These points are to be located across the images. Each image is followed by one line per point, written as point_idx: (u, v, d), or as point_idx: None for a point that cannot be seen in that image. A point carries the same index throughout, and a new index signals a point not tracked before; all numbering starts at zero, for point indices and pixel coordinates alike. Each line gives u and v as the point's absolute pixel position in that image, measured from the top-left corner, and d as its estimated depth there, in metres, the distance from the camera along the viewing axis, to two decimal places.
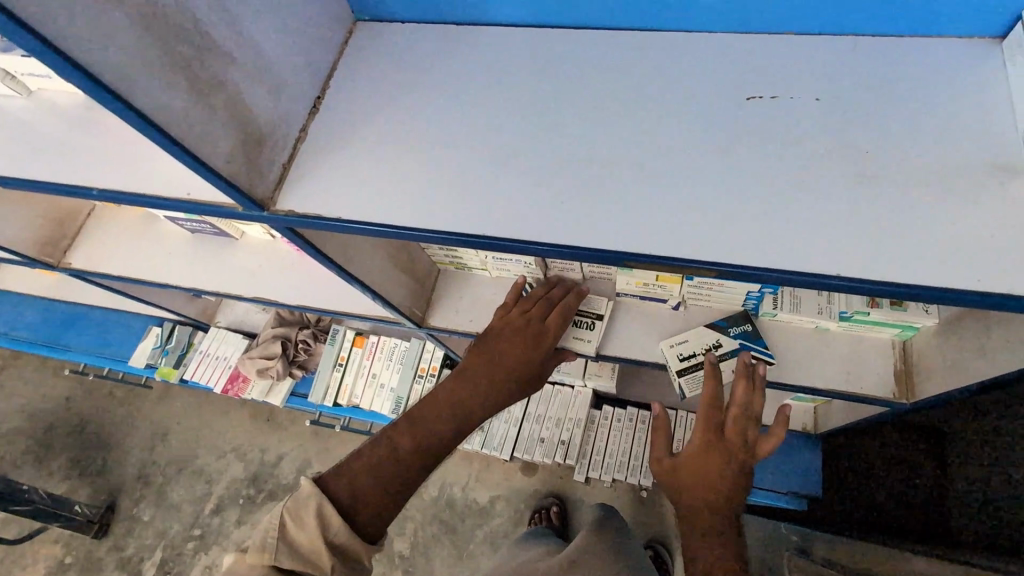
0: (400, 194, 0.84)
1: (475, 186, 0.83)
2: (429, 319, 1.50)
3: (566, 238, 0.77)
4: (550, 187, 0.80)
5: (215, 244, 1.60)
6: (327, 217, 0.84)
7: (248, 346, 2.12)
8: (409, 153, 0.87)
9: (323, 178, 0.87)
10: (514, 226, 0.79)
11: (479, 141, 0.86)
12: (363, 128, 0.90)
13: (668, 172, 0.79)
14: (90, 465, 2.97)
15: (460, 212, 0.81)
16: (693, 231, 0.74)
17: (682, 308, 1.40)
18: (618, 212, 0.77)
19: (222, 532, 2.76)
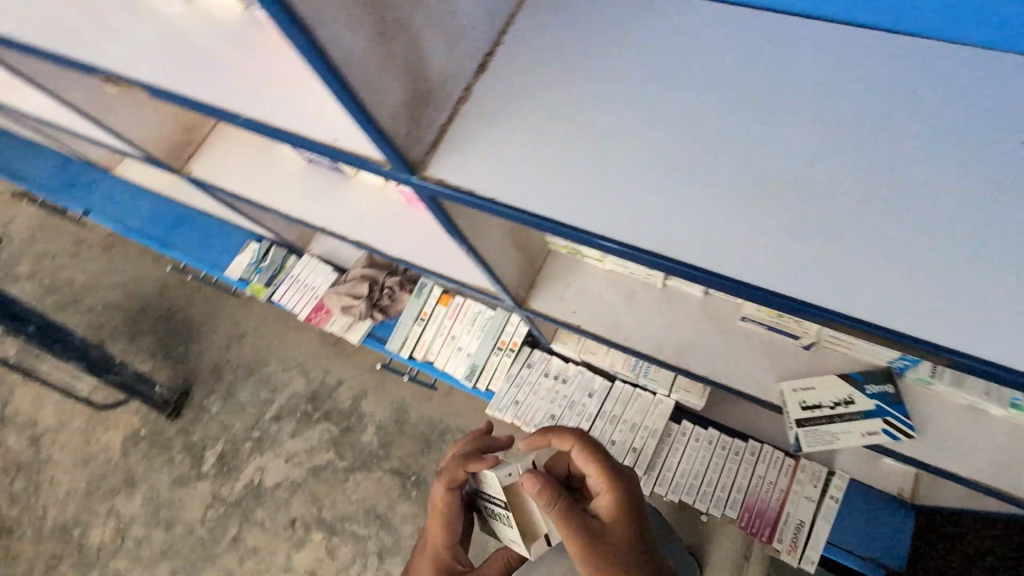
0: (571, 185, 0.75)
1: (661, 193, 0.73)
2: (530, 301, 1.41)
3: (756, 278, 0.68)
4: (749, 212, 0.70)
5: (328, 177, 1.57)
6: (484, 197, 0.76)
7: (336, 280, 2.14)
8: (586, 133, 0.77)
9: (485, 149, 0.78)
10: (701, 254, 0.70)
11: (673, 133, 0.74)
12: (535, 97, 0.80)
13: (901, 225, 0.66)
14: (173, 351, 3.20)
15: (636, 220, 0.72)
16: (918, 301, 0.64)
17: (813, 349, 1.25)
18: (829, 263, 0.67)
19: (277, 439, 2.93)
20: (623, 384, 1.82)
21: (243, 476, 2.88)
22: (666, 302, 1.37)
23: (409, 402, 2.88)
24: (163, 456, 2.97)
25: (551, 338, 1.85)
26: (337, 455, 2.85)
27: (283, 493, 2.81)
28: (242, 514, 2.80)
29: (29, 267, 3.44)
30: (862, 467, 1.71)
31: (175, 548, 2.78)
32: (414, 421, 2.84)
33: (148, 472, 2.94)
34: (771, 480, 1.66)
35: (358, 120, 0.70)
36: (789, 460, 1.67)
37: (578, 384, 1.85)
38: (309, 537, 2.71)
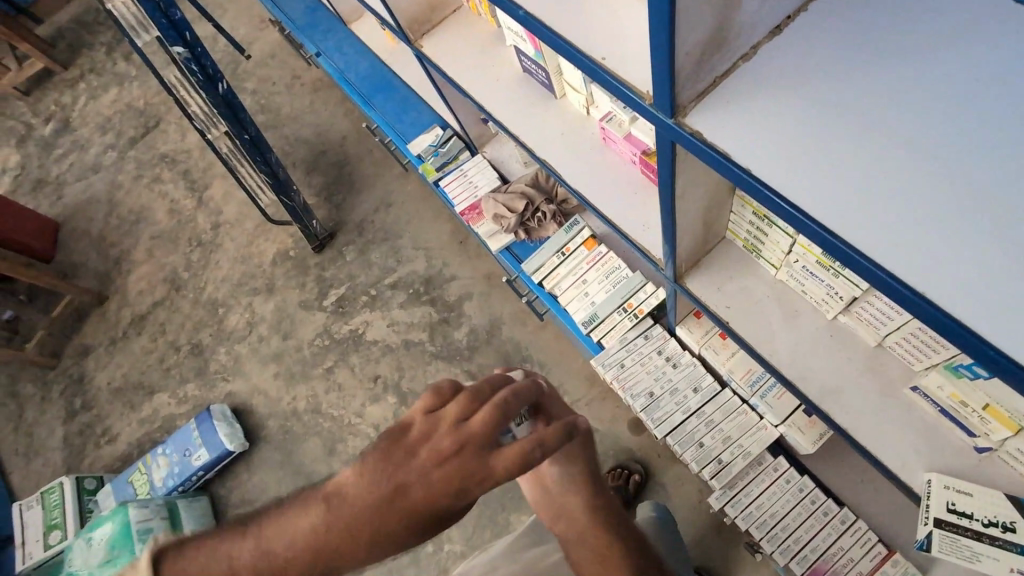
0: (821, 176, 0.77)
1: (913, 213, 0.72)
2: (687, 278, 1.37)
3: (983, 329, 0.66)
4: (1005, 264, 0.67)
5: (538, 91, 1.59)
6: (731, 161, 0.82)
7: (497, 188, 2.20)
8: (857, 131, 0.77)
9: (748, 117, 0.83)
10: (931, 284, 0.69)
11: (953, 158, 0.72)
12: (819, 81, 0.81)
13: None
14: (334, 196, 3.56)
15: (872, 230, 0.73)
16: None
17: (984, 452, 1.11)
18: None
19: (387, 304, 3.21)
20: (732, 394, 1.74)
21: (351, 323, 3.22)
22: (828, 335, 1.25)
23: (505, 319, 2.97)
24: (298, 279, 3.40)
25: (679, 321, 1.77)
26: (429, 339, 3.07)
27: (377, 351, 3.12)
28: (340, 353, 3.17)
29: (253, 84, 3.94)
30: None
31: (283, 356, 3.24)
32: (503, 338, 2.94)
33: (284, 287, 3.40)
34: (852, 557, 1.56)
35: (657, 32, 0.75)
36: (880, 546, 1.55)
37: (687, 376, 1.80)
38: (384, 396, 3.01)
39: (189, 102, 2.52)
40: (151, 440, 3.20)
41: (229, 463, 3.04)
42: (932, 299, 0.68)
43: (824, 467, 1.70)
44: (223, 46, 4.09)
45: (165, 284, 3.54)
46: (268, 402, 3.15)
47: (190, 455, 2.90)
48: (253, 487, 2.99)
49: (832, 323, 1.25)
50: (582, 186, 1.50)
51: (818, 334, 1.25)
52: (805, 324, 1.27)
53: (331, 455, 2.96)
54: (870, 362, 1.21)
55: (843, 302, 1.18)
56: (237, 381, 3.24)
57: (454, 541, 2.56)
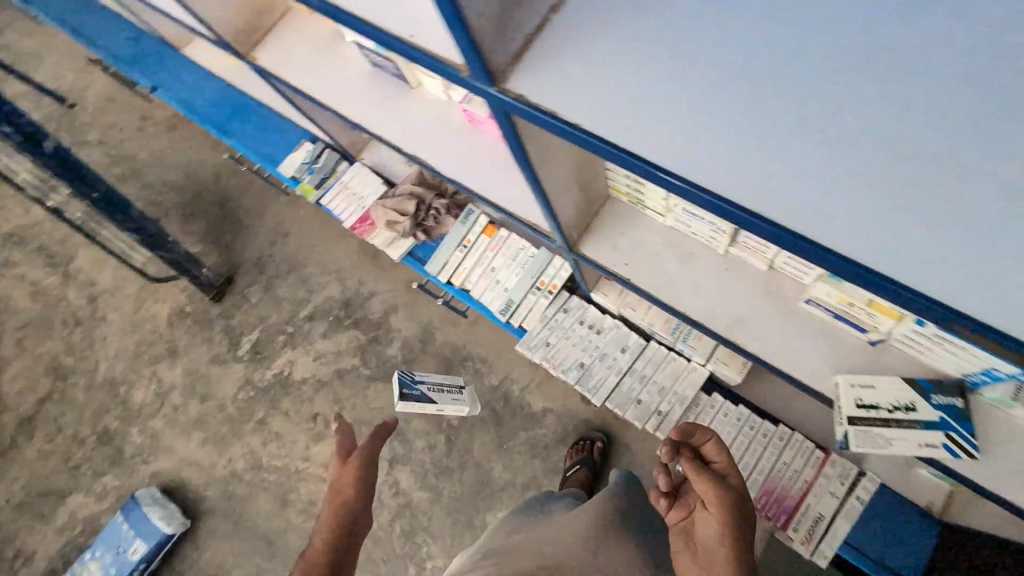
0: (663, 123, 0.75)
1: (757, 144, 0.71)
2: (581, 245, 1.35)
3: (822, 237, 0.68)
4: (828, 166, 0.68)
5: (390, 83, 1.50)
6: (568, 122, 0.78)
7: (384, 193, 2.10)
8: (671, 62, 0.76)
9: (581, 77, 0.79)
10: (787, 213, 0.69)
11: (760, 71, 0.72)
12: (626, 18, 0.79)
13: (1013, 208, 0.62)
14: (223, 237, 3.28)
15: (707, 162, 0.73)
16: (984, 284, 0.62)
17: (879, 344, 1.15)
18: (925, 240, 0.65)
19: (308, 337, 3.03)
20: (657, 345, 1.77)
21: (274, 366, 3.01)
22: (725, 270, 1.27)
23: (436, 323, 2.88)
24: (203, 334, 3.12)
25: (593, 287, 1.78)
26: (363, 362, 2.92)
27: (309, 389, 2.93)
28: (269, 401, 2.95)
29: (99, 135, 3.53)
30: (895, 475, 1.63)
31: (208, 418, 2.98)
32: (438, 343, 2.84)
33: (190, 347, 3.11)
34: (797, 469, 1.62)
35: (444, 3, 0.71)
36: (818, 452, 1.62)
37: (613, 338, 1.80)
38: (328, 432, 2.85)
39: (14, 169, 2.19)
40: (75, 548, 2.85)
41: (173, 548, 2.77)
42: (774, 219, 0.69)
43: (756, 392, 1.79)
44: (53, 101, 3.63)
45: (49, 376, 3.14)
46: (202, 472, 2.89)
47: (125, 551, 2.62)
48: (206, 565, 2.74)
49: (724, 258, 1.27)
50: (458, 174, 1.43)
51: (714, 271, 1.27)
52: (700, 264, 1.28)
53: (284, 508, 2.76)
54: (766, 288, 1.24)
55: (728, 235, 1.20)
56: (161, 459, 2.94)
57: (436, 557, 2.48)
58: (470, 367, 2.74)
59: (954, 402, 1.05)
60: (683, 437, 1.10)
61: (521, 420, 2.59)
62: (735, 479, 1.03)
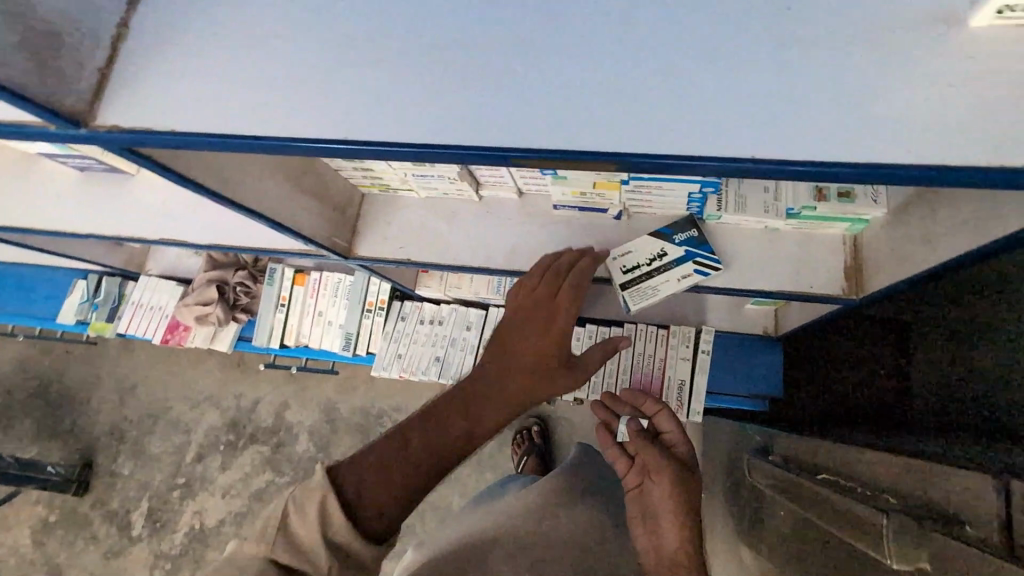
0: (268, 95, 0.73)
1: (357, 83, 0.72)
2: (356, 249, 1.37)
3: (456, 136, 0.69)
4: (431, 75, 0.70)
5: (107, 180, 1.44)
6: (177, 132, 0.73)
7: (183, 292, 1.99)
8: (255, 38, 0.74)
9: (172, 82, 0.74)
10: (408, 128, 0.70)
11: (336, 21, 0.74)
12: (197, 15, 0.76)
13: (570, 54, 0.69)
14: (62, 427, 2.96)
15: (326, 115, 0.71)
16: (604, 118, 0.67)
17: (624, 217, 1.30)
18: (522, 104, 0.68)
19: (206, 479, 2.84)
20: (497, 308, 1.80)
21: (181, 525, 2.78)
22: (487, 214, 1.36)
23: (335, 398, 2.87)
24: (85, 535, 2.81)
25: (416, 285, 1.82)
26: (275, 473, 2.81)
27: (229, 528, 2.75)
28: (191, 561, 2.73)
29: None
30: (728, 319, 1.86)
31: None
32: (345, 415, 2.83)
33: (73, 556, 2.78)
34: (651, 353, 1.73)
35: None
36: (661, 330, 1.74)
37: (454, 322, 1.81)
38: None
39: None
40: None
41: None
42: (407, 139, 0.69)
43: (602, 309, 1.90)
44: None
45: None
46: None
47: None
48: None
49: (483, 202, 1.37)
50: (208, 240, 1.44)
51: (478, 219, 1.36)
52: (465, 218, 1.37)
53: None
54: (526, 214, 1.35)
55: (466, 179, 1.25)
56: None
57: None
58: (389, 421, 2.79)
59: (692, 234, 1.23)
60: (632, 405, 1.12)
61: None
62: (681, 448, 1.02)
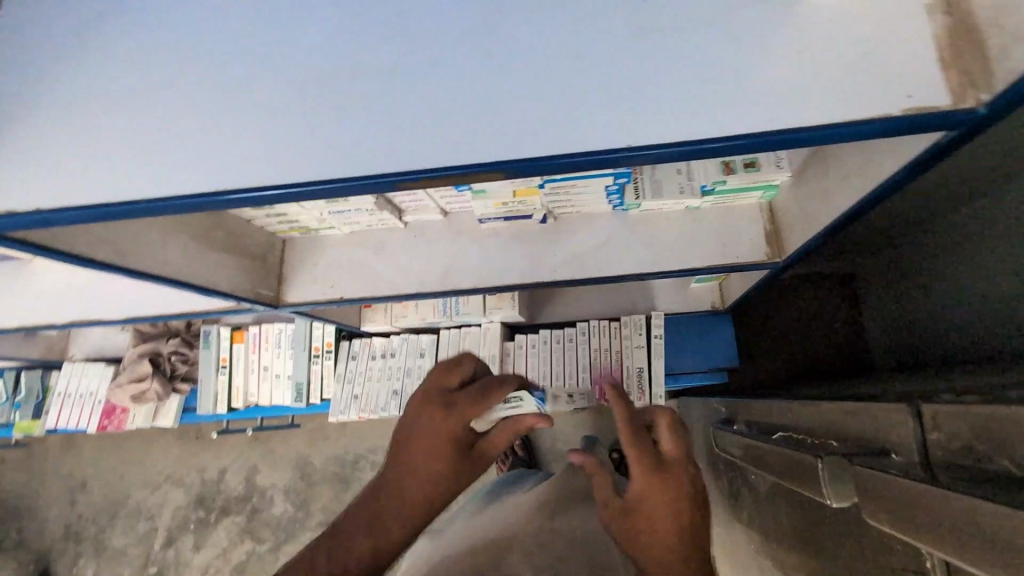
0: (154, 160, 0.72)
1: (242, 134, 0.72)
2: (285, 296, 1.33)
3: (327, 172, 0.69)
4: (294, 117, 0.71)
5: (3, 273, 1.37)
6: (42, 211, 0.71)
7: (114, 372, 1.87)
8: (114, 105, 0.73)
9: (54, 163, 0.72)
10: (300, 171, 0.70)
11: (195, 74, 0.73)
12: (52, 90, 0.74)
13: (444, 73, 0.70)
14: (26, 537, 2.94)
15: (197, 170, 0.71)
16: (465, 131, 0.68)
17: (550, 219, 1.30)
18: (406, 130, 0.69)
19: (181, 561, 2.82)
20: (448, 330, 1.77)
21: None
22: (416, 238, 1.34)
23: (306, 451, 2.87)
24: None
25: (361, 322, 1.76)
26: (255, 541, 2.77)
27: None
28: None
29: None
30: (676, 299, 1.88)
31: None
32: (320, 468, 2.83)
33: None
34: (605, 347, 1.74)
35: None
36: (611, 323, 1.76)
37: (407, 352, 1.77)
38: None
39: None
40: None
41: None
42: (278, 182, 0.69)
43: (555, 311, 1.91)
44: None
45: None
46: None
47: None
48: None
49: (409, 227, 1.34)
50: (115, 317, 1.34)
51: (405, 244, 1.34)
52: (391, 244, 1.34)
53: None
54: (453, 230, 1.33)
55: (384, 206, 1.22)
56: None
57: None
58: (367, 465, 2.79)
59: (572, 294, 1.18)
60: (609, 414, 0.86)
61: None
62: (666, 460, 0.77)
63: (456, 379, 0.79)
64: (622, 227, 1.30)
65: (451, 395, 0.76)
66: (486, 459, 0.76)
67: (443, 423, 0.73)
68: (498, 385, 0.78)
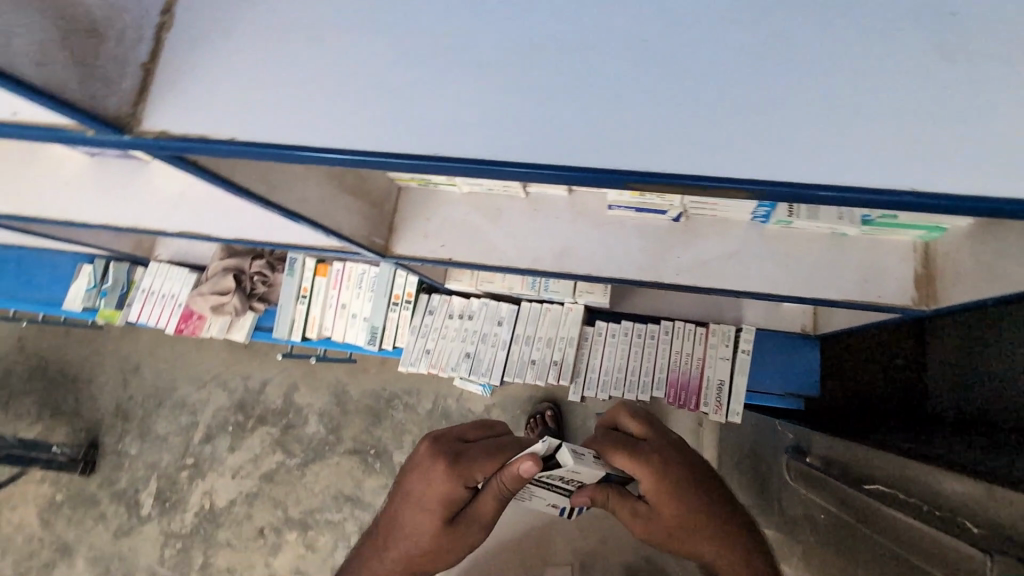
0: (349, 108, 0.66)
1: (439, 90, 0.64)
2: (393, 247, 1.29)
3: (538, 153, 0.62)
4: (508, 83, 0.63)
5: (117, 172, 1.39)
6: (229, 141, 0.67)
7: (196, 281, 1.90)
8: (310, 38, 0.67)
9: (237, 89, 0.67)
10: (496, 144, 0.63)
11: (401, 18, 0.66)
12: (245, 10, 0.68)
13: (682, 62, 0.61)
14: (61, 406, 2.84)
15: (394, 127, 0.65)
16: (704, 135, 0.60)
17: (683, 219, 1.21)
18: (627, 119, 0.61)
19: (214, 460, 2.71)
20: (529, 303, 1.70)
21: (190, 508, 2.67)
22: (534, 211, 1.27)
23: (344, 381, 2.71)
24: (92, 516, 2.70)
25: (445, 279, 1.73)
26: (285, 454, 2.66)
27: (240, 509, 2.63)
28: (203, 543, 2.61)
29: None
30: (766, 315, 1.72)
31: None
32: (357, 399, 2.68)
33: (81, 535, 2.69)
34: (687, 352, 1.59)
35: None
36: (699, 329, 1.59)
37: (485, 316, 1.73)
38: (283, 539, 2.56)
39: None
40: None
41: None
42: (483, 156, 0.63)
43: (637, 303, 1.74)
44: None
45: None
46: None
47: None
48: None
49: (529, 198, 1.28)
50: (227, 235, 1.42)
51: (522, 215, 1.27)
52: (506, 211, 1.28)
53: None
54: (575, 211, 1.26)
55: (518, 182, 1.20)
56: None
57: None
58: (399, 405, 2.64)
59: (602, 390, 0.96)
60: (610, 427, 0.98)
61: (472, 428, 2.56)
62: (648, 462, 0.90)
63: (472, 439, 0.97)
64: (756, 239, 1.18)
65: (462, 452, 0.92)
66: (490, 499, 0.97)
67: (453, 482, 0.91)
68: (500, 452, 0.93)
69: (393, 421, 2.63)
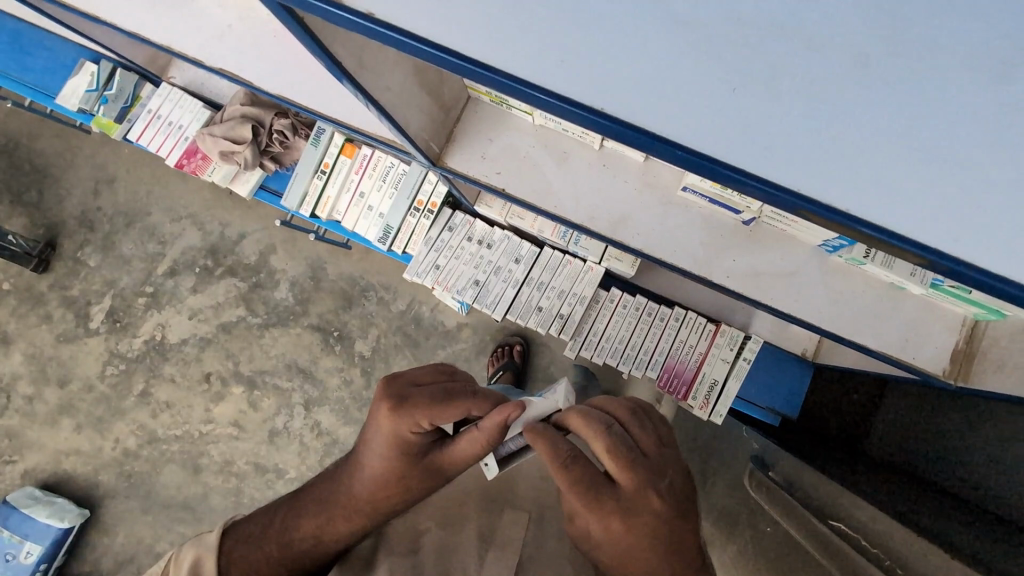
0: (497, 13, 0.58)
1: (597, 27, 0.55)
2: (445, 157, 1.22)
3: (688, 135, 0.56)
4: (689, 44, 0.54)
5: None
6: (356, 12, 0.60)
7: (210, 118, 1.74)
8: None
9: None
10: (647, 112, 0.57)
11: None
12: None
13: (904, 88, 0.51)
14: (24, 195, 2.66)
15: (537, 54, 0.58)
16: (873, 174, 0.54)
17: (752, 224, 1.16)
18: (794, 129, 0.54)
19: (175, 296, 2.61)
20: (552, 250, 1.63)
21: (142, 333, 2.60)
22: (600, 166, 1.19)
23: (326, 257, 2.57)
24: (39, 313, 2.62)
25: (475, 201, 1.64)
26: (249, 311, 2.58)
27: (191, 350, 2.58)
28: (147, 370, 2.58)
29: None
30: (774, 333, 1.65)
31: (75, 403, 2.58)
32: (332, 278, 2.56)
33: (23, 329, 2.62)
34: (688, 343, 1.59)
35: None
36: (709, 325, 1.58)
37: (504, 250, 1.65)
38: (227, 390, 2.55)
39: None
40: None
41: (78, 540, 2.46)
42: (629, 120, 0.57)
43: (653, 282, 1.70)
44: None
45: None
46: (87, 459, 2.54)
47: (15, 557, 2.31)
48: (123, 548, 2.46)
49: (600, 154, 1.19)
50: (268, 89, 1.30)
51: (593, 168, 1.19)
52: (575, 157, 1.19)
53: (198, 474, 2.50)
54: (645, 183, 1.18)
55: (596, 134, 1.11)
56: (31, 456, 2.56)
57: None
58: (374, 297, 2.54)
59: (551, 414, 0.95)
60: (580, 426, 0.68)
61: (441, 339, 2.50)
62: (590, 469, 0.66)
63: (426, 378, 0.81)
64: (814, 266, 1.15)
65: (405, 391, 0.77)
66: (457, 447, 0.77)
67: (385, 425, 0.76)
68: (456, 396, 0.77)
69: (363, 309, 2.55)
